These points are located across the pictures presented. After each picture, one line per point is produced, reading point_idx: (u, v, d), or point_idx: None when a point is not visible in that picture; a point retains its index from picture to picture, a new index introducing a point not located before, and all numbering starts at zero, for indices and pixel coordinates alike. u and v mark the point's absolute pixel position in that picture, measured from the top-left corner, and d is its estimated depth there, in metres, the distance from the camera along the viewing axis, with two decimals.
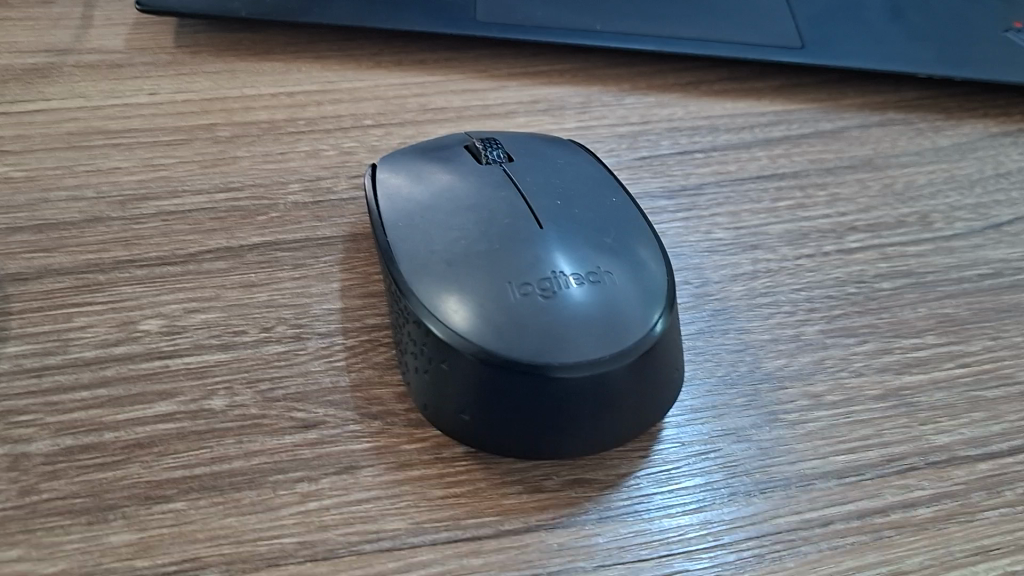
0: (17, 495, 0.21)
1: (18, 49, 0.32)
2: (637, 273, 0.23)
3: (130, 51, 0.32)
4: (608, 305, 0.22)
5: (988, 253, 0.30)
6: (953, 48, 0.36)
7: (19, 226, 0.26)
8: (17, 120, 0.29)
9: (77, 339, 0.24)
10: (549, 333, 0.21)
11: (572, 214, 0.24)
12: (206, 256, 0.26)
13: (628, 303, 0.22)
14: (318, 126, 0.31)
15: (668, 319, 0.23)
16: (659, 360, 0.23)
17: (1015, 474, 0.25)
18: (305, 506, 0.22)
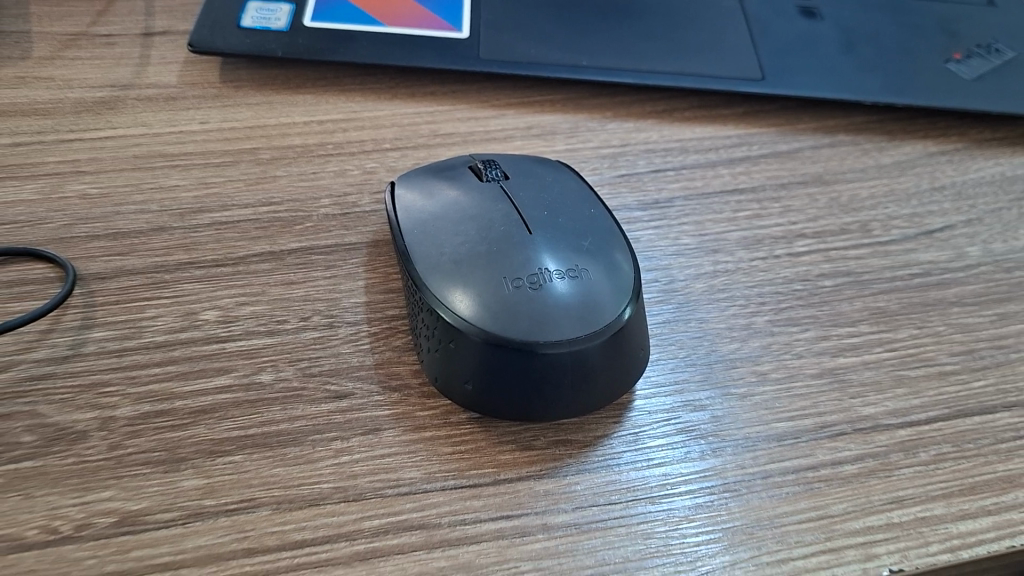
0: (107, 448, 0.26)
1: (87, 84, 0.37)
2: (609, 271, 0.28)
3: (183, 86, 0.38)
4: (584, 295, 0.27)
5: (919, 256, 0.35)
6: (897, 77, 0.41)
7: (97, 234, 0.32)
8: (91, 145, 0.35)
9: (149, 326, 0.29)
10: (536, 317, 0.26)
11: (557, 222, 0.30)
12: (253, 259, 0.32)
13: (601, 295, 0.28)
14: (345, 149, 0.36)
15: (634, 309, 0.28)
16: (626, 342, 0.28)
17: (929, 437, 0.29)
18: (338, 459, 0.27)
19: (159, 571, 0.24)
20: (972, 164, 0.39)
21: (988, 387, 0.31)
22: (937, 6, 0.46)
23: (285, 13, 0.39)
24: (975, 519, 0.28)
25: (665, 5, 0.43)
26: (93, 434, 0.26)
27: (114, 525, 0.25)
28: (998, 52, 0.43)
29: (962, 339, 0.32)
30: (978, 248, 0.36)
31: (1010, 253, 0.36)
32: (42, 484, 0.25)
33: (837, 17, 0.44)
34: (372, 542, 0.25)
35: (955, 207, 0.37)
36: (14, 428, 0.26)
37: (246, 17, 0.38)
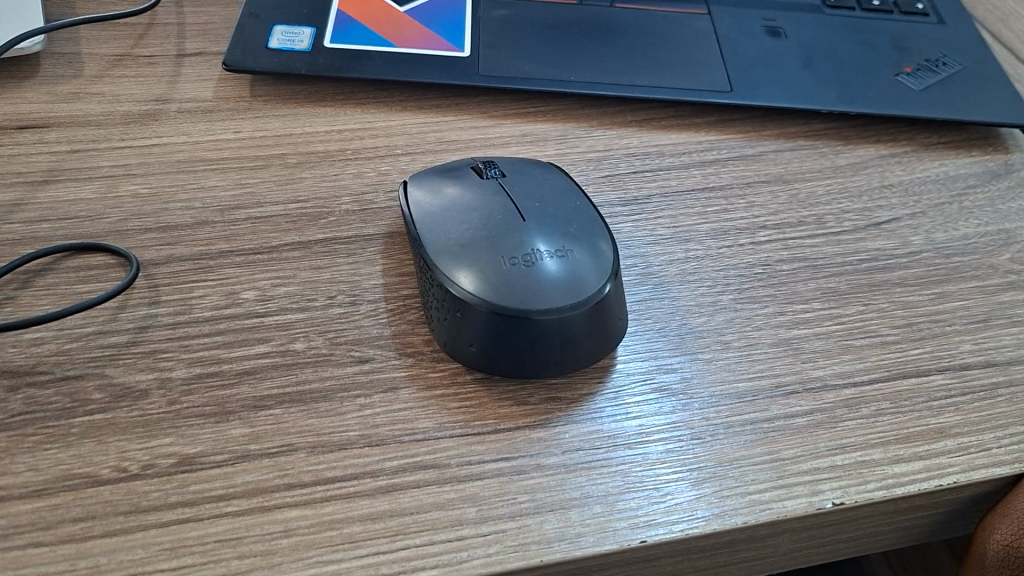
0: (167, 403, 0.31)
1: (133, 99, 0.42)
2: (592, 251, 0.33)
3: (218, 99, 0.42)
4: (571, 271, 0.32)
5: (868, 244, 0.40)
6: (852, 88, 0.46)
7: (149, 228, 0.36)
8: (141, 152, 0.39)
9: (198, 303, 0.34)
10: (530, 290, 0.31)
11: (548, 212, 0.34)
12: (285, 248, 0.36)
13: (585, 272, 0.32)
14: (362, 155, 0.41)
15: (614, 284, 0.33)
16: (607, 311, 0.33)
17: (870, 396, 0.34)
18: (363, 411, 0.31)
19: (214, 501, 0.28)
20: (918, 165, 0.44)
21: (924, 353, 0.36)
22: (891, 24, 0.51)
23: (307, 36, 0.44)
24: (908, 462, 0.32)
25: (645, 26, 0.48)
26: (154, 392, 0.31)
27: (175, 465, 0.29)
28: (945, 66, 0.48)
29: (903, 314, 0.37)
30: (921, 238, 0.41)
31: (950, 241, 0.41)
32: (113, 431, 0.30)
33: (799, 35, 0.49)
34: (393, 478, 0.29)
35: (901, 202, 0.42)
36: (87, 387, 0.31)
37: (272, 39, 0.43)
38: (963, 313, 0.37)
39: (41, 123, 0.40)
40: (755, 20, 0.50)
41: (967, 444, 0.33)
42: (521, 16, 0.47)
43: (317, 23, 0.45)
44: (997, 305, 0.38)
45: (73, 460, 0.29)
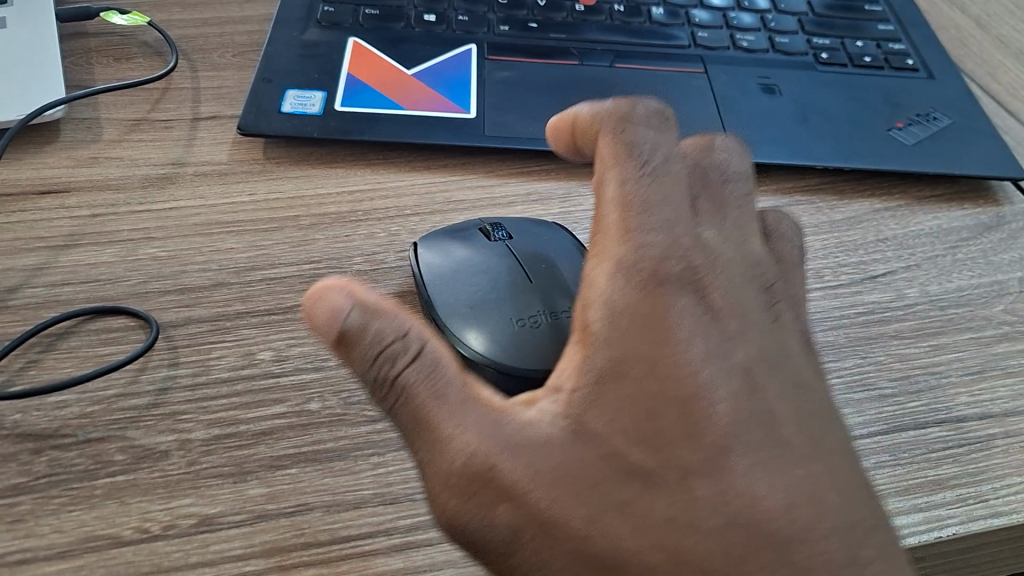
0: (187, 464, 0.32)
1: (150, 163, 0.43)
2: None
3: (233, 162, 0.44)
4: None
5: (864, 297, 0.41)
6: (846, 145, 0.48)
7: (167, 290, 0.38)
8: (158, 216, 0.41)
9: (216, 364, 0.35)
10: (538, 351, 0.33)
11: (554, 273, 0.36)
12: (298, 308, 0.38)
13: None
14: (372, 216, 0.42)
15: None
16: None
17: (871, 448, 0.35)
18: (376, 470, 0.32)
19: (235, 560, 0.29)
20: (912, 219, 0.46)
21: (921, 406, 0.37)
22: (883, 79, 0.52)
23: (318, 100, 0.45)
24: (908, 514, 0.33)
25: (645, 85, 0.49)
26: (174, 453, 0.32)
27: (195, 525, 0.30)
28: (936, 121, 0.50)
29: (900, 367, 0.38)
30: (916, 290, 0.42)
31: (944, 293, 0.42)
32: (134, 492, 0.31)
33: (794, 92, 0.51)
34: (406, 536, 0.31)
35: (896, 255, 0.43)
36: (110, 449, 0.32)
37: (285, 103, 0.45)
38: (958, 366, 0.38)
39: (62, 188, 0.41)
40: (750, 78, 0.51)
41: (965, 495, 0.34)
42: (525, 77, 0.49)
43: (329, 86, 0.46)
44: (991, 357, 0.39)
45: (96, 522, 0.30)
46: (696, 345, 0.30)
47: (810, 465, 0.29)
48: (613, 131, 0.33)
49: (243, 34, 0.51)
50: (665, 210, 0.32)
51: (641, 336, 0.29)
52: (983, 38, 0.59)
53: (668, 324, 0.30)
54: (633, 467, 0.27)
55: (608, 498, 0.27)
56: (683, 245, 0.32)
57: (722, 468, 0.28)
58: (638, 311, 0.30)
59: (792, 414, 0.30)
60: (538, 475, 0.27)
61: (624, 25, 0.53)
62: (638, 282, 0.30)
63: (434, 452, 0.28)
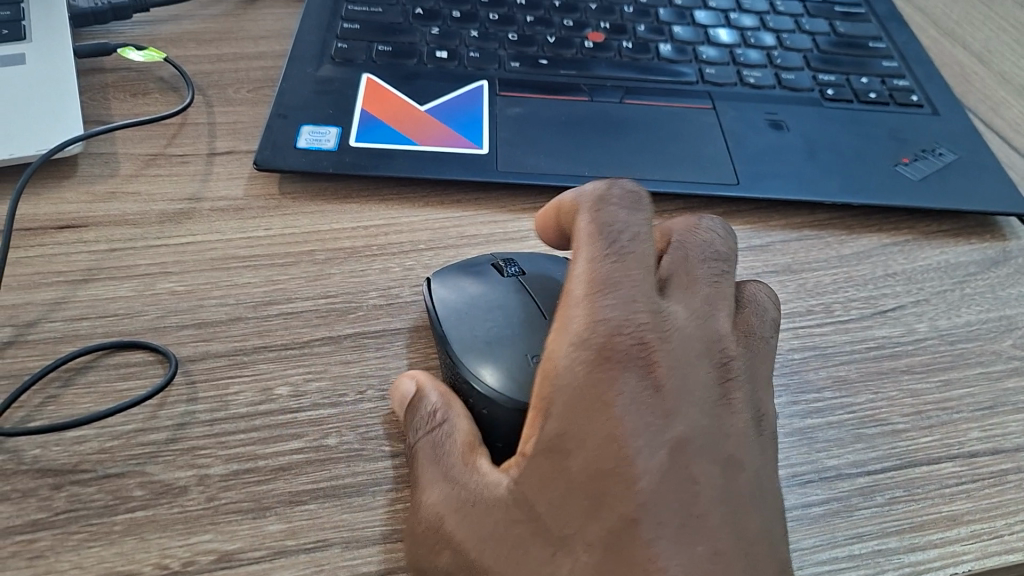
0: (206, 499, 0.32)
1: (167, 197, 0.43)
2: None
3: (248, 197, 0.44)
4: None
5: (875, 332, 0.42)
6: (854, 181, 0.48)
7: (185, 325, 0.38)
8: (175, 250, 0.41)
9: (234, 399, 0.35)
10: None
11: None
12: (315, 343, 0.38)
13: None
14: (387, 250, 0.42)
15: None
16: None
17: (885, 483, 0.35)
18: (394, 506, 0.32)
19: None
20: (920, 254, 0.46)
21: (934, 441, 0.37)
22: (889, 116, 0.53)
23: (334, 136, 0.46)
24: (924, 550, 0.33)
25: (654, 121, 0.50)
26: (194, 488, 0.32)
27: (214, 561, 0.30)
28: (941, 156, 0.50)
29: (912, 402, 0.38)
30: (926, 325, 0.42)
31: (954, 328, 0.42)
32: (154, 529, 0.31)
33: (802, 128, 0.51)
34: None
35: (905, 290, 0.44)
36: (129, 484, 0.32)
37: (301, 139, 0.45)
38: (970, 400, 0.39)
39: (80, 223, 0.42)
40: (758, 114, 0.52)
41: (979, 531, 0.34)
42: (537, 113, 0.49)
43: (343, 122, 0.47)
44: (1002, 392, 0.39)
45: (116, 558, 0.30)
46: (629, 427, 0.28)
47: (718, 542, 0.28)
48: (588, 213, 0.32)
49: (257, 70, 0.52)
50: (632, 286, 0.30)
51: (582, 414, 0.28)
52: (985, 74, 0.60)
53: (613, 405, 0.28)
54: (548, 532, 0.28)
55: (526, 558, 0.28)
56: (642, 319, 0.30)
57: (635, 554, 0.27)
58: (579, 391, 0.28)
59: (717, 496, 0.29)
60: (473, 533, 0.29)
61: (632, 62, 0.54)
62: (586, 359, 0.29)
63: (413, 510, 0.31)
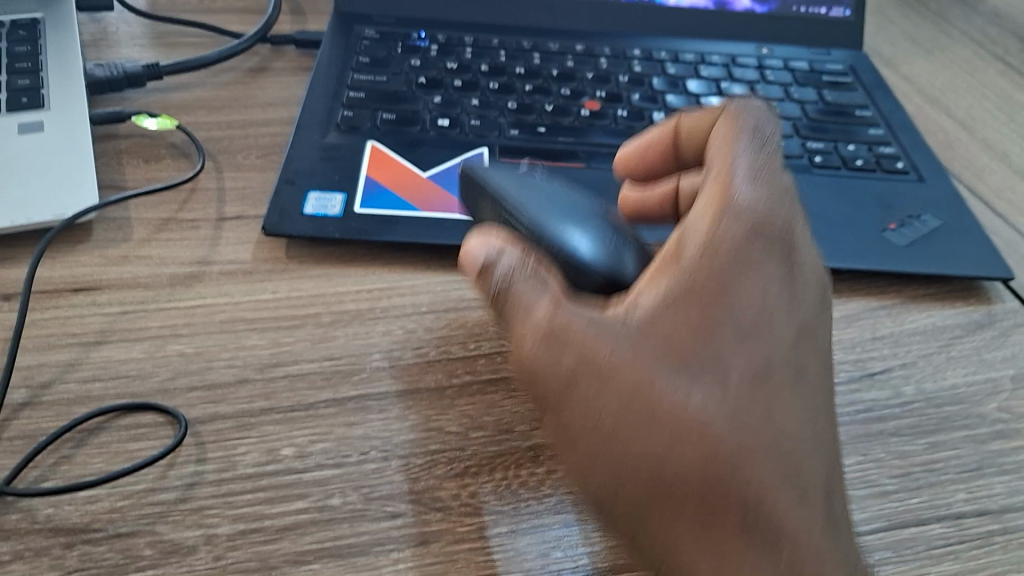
0: (213, 558, 0.33)
1: (178, 261, 0.45)
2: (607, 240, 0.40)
3: (256, 260, 0.46)
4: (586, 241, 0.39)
5: (863, 394, 0.43)
6: (842, 245, 0.50)
7: (193, 386, 0.39)
8: (185, 312, 0.42)
9: (241, 460, 0.36)
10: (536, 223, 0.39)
11: (578, 213, 0.41)
12: (320, 404, 0.39)
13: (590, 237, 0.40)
14: (390, 312, 0.44)
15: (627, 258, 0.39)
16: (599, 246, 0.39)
17: (874, 545, 0.36)
18: (397, 566, 0.33)
19: None
20: (907, 317, 0.47)
21: (921, 503, 0.38)
22: (875, 182, 0.55)
23: (339, 202, 0.47)
24: None
25: None
26: (201, 548, 0.33)
27: None
28: (927, 222, 0.52)
29: (899, 464, 0.40)
30: (912, 387, 0.43)
31: (940, 391, 0.43)
32: None
33: None
34: None
35: (893, 352, 0.45)
36: (139, 544, 0.33)
37: (307, 205, 0.47)
38: (956, 463, 0.40)
39: (93, 286, 0.43)
40: None
41: None
42: None
43: (349, 188, 0.48)
44: (988, 455, 0.41)
45: None
46: (770, 313, 0.32)
47: (826, 459, 0.31)
48: (721, 107, 0.39)
49: (265, 136, 0.54)
50: (773, 193, 0.34)
51: (729, 277, 0.32)
52: (969, 141, 0.62)
53: (761, 298, 0.32)
54: (671, 339, 0.30)
55: (653, 361, 0.30)
56: (782, 217, 0.34)
57: (772, 421, 0.30)
58: (729, 246, 0.32)
59: (827, 432, 0.32)
60: (594, 329, 0.30)
61: (628, 129, 0.56)
62: (741, 230, 0.33)
63: (513, 305, 0.32)
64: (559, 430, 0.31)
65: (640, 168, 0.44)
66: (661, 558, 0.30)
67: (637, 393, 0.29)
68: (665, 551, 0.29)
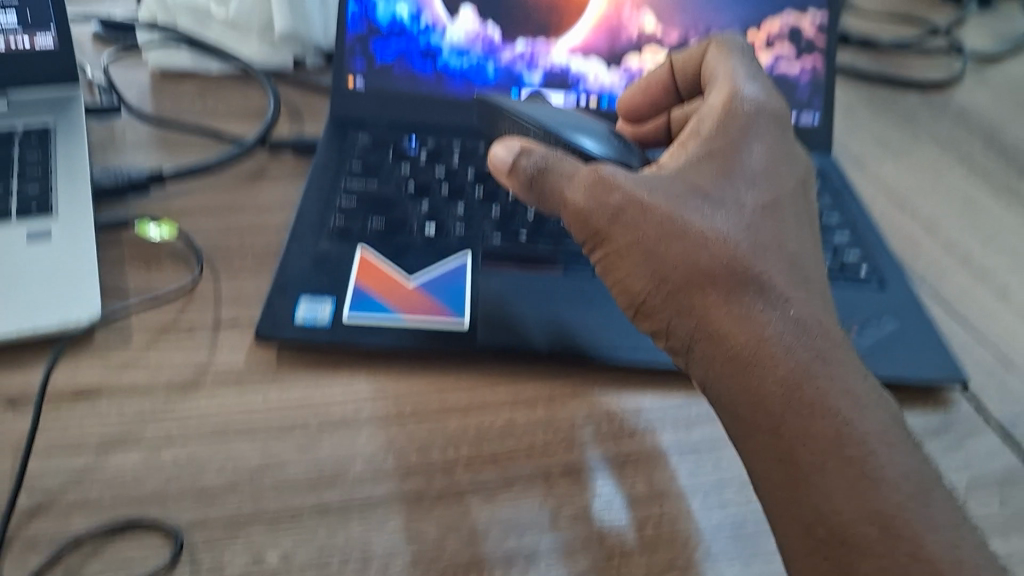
0: None
1: (175, 367, 0.48)
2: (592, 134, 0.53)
3: (249, 366, 0.48)
4: (574, 129, 0.54)
5: None
6: None
7: (186, 493, 0.41)
8: (181, 419, 0.45)
9: (229, 568, 0.39)
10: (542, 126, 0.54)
11: (577, 126, 0.54)
12: (306, 511, 0.41)
13: (577, 130, 0.54)
14: (375, 417, 0.46)
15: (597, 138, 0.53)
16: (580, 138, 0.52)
17: None
18: None
19: None
20: None
21: None
22: (839, 287, 0.58)
23: (329, 309, 0.50)
24: None
25: None
26: None
27: None
28: (887, 326, 0.55)
29: None
30: None
31: None
32: None
33: None
34: None
35: None
36: None
37: (298, 314, 0.50)
38: None
39: (94, 393, 0.46)
40: None
41: None
42: (513, 287, 0.54)
43: (338, 295, 0.51)
44: None
45: None
46: (759, 199, 0.45)
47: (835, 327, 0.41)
48: (712, 85, 0.51)
49: (261, 241, 0.57)
50: (758, 122, 0.48)
51: (742, 210, 0.44)
52: (932, 242, 0.65)
53: (759, 206, 0.44)
54: (722, 258, 0.41)
55: (686, 200, 0.43)
56: (767, 152, 0.47)
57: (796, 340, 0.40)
58: (721, 126, 0.47)
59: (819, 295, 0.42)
60: (654, 235, 0.42)
61: None
62: (722, 126, 0.47)
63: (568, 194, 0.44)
64: (621, 246, 0.42)
65: (645, 108, 0.61)
66: (733, 395, 0.39)
67: (684, 255, 0.41)
68: (780, 399, 0.38)
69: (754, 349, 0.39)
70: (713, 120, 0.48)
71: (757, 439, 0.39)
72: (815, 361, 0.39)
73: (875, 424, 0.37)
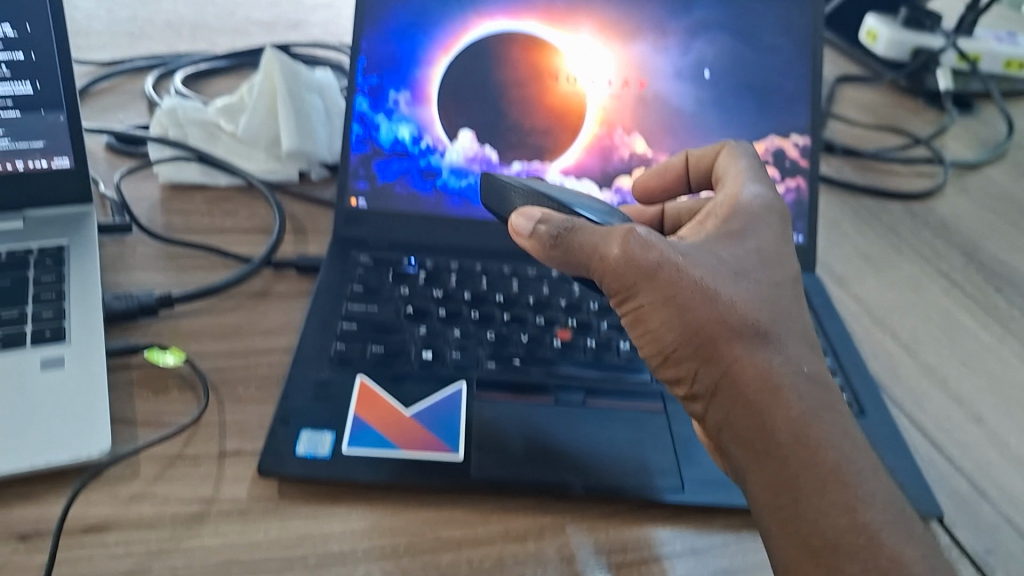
0: None
1: (181, 500, 0.50)
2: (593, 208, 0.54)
3: (251, 499, 0.50)
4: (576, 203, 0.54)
5: None
6: None
7: None
8: (185, 553, 0.47)
9: None
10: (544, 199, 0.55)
11: (576, 201, 0.55)
12: None
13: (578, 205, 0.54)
14: (371, 552, 0.48)
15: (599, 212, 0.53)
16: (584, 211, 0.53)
17: None
18: None
19: None
20: None
21: None
22: None
23: (328, 442, 0.52)
24: None
25: (610, 423, 0.57)
26: None
27: None
28: None
29: None
30: None
31: None
32: None
33: None
34: None
35: None
36: None
37: (299, 446, 0.52)
38: None
39: (103, 527, 0.47)
40: None
41: None
42: (506, 417, 0.56)
43: (337, 428, 0.53)
44: None
45: None
46: (768, 278, 0.49)
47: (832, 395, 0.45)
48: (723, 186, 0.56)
49: (265, 366, 0.59)
50: (761, 209, 0.54)
51: (756, 283, 0.48)
52: (911, 365, 0.68)
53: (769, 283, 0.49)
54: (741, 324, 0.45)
55: (708, 267, 0.47)
56: (773, 239, 0.52)
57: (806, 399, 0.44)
58: (731, 213, 0.53)
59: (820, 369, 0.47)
60: (686, 293, 0.45)
61: (596, 360, 0.62)
62: (734, 212, 0.53)
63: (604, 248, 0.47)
64: (653, 298, 0.46)
65: (661, 189, 0.64)
66: (749, 430, 0.44)
67: (717, 306, 0.46)
68: (788, 444, 0.42)
69: (767, 409, 0.43)
70: (723, 210, 0.53)
71: (765, 466, 0.43)
72: (819, 418, 0.43)
73: (867, 465, 0.42)
